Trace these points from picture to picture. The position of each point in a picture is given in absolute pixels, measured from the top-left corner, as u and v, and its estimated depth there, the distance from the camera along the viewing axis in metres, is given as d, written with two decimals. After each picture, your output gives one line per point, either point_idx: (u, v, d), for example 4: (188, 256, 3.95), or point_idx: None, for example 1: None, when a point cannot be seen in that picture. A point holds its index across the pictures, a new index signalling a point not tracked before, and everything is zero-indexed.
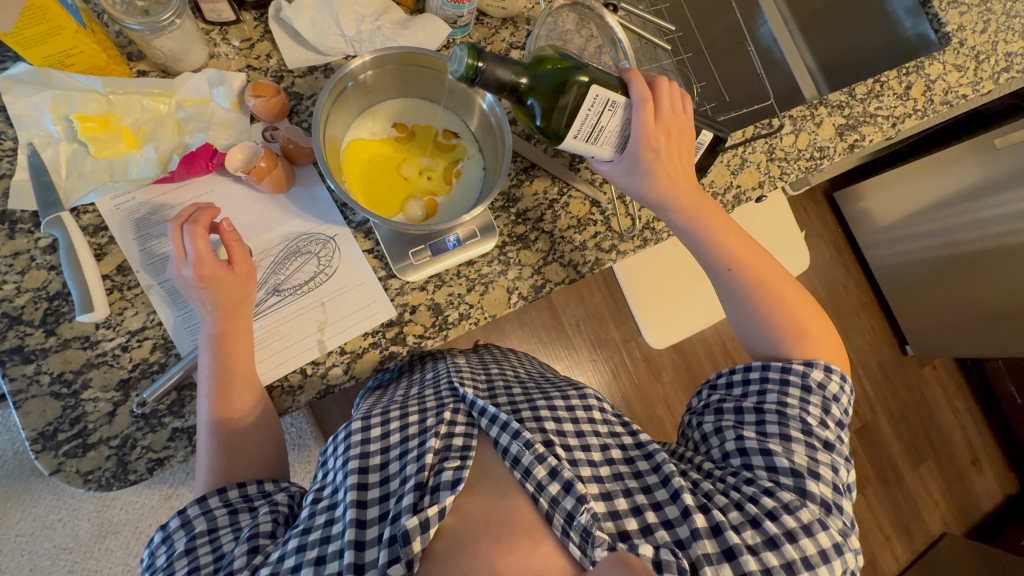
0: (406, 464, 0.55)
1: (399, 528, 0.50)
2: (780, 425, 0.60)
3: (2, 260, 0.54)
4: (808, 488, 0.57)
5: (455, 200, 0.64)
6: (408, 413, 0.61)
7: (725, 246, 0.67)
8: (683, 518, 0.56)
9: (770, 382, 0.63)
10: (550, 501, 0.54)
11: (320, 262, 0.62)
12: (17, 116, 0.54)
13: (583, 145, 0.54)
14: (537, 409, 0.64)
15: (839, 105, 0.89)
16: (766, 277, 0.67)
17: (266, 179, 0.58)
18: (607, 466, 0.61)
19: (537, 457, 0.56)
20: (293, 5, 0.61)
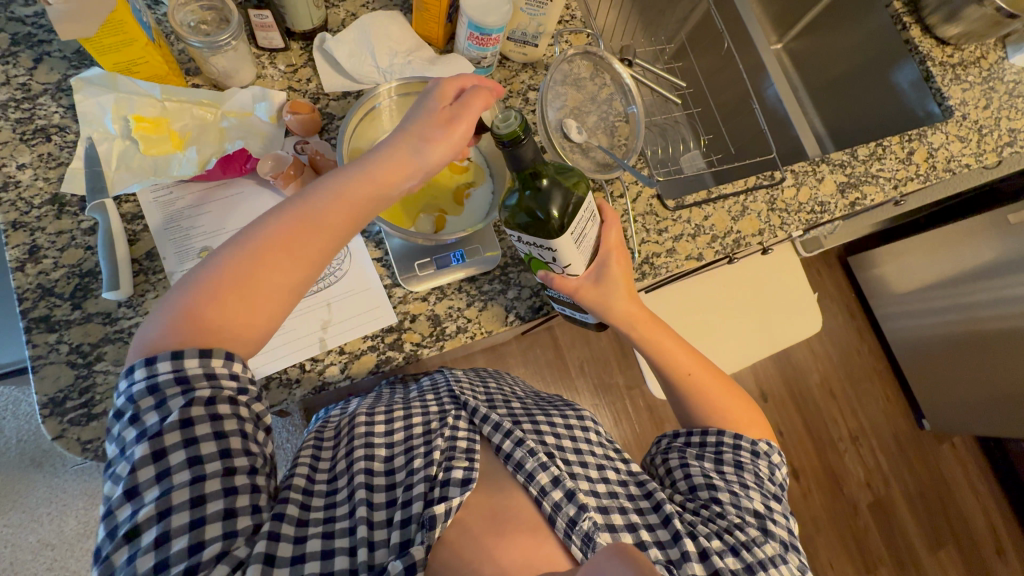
0: (413, 458, 0.58)
1: (414, 512, 0.53)
2: (738, 474, 0.62)
3: (46, 237, 0.59)
4: (770, 527, 0.58)
5: (464, 218, 0.68)
6: (411, 414, 0.64)
7: (670, 351, 0.70)
8: (674, 541, 0.56)
9: (724, 446, 0.64)
10: (553, 506, 0.56)
11: (333, 263, 0.66)
12: (84, 113, 0.61)
13: (571, 247, 0.54)
14: (537, 422, 0.65)
15: (841, 164, 0.93)
16: (712, 393, 0.68)
17: (292, 185, 0.64)
18: (604, 484, 0.61)
19: (541, 464, 0.57)
20: (335, 38, 0.69)
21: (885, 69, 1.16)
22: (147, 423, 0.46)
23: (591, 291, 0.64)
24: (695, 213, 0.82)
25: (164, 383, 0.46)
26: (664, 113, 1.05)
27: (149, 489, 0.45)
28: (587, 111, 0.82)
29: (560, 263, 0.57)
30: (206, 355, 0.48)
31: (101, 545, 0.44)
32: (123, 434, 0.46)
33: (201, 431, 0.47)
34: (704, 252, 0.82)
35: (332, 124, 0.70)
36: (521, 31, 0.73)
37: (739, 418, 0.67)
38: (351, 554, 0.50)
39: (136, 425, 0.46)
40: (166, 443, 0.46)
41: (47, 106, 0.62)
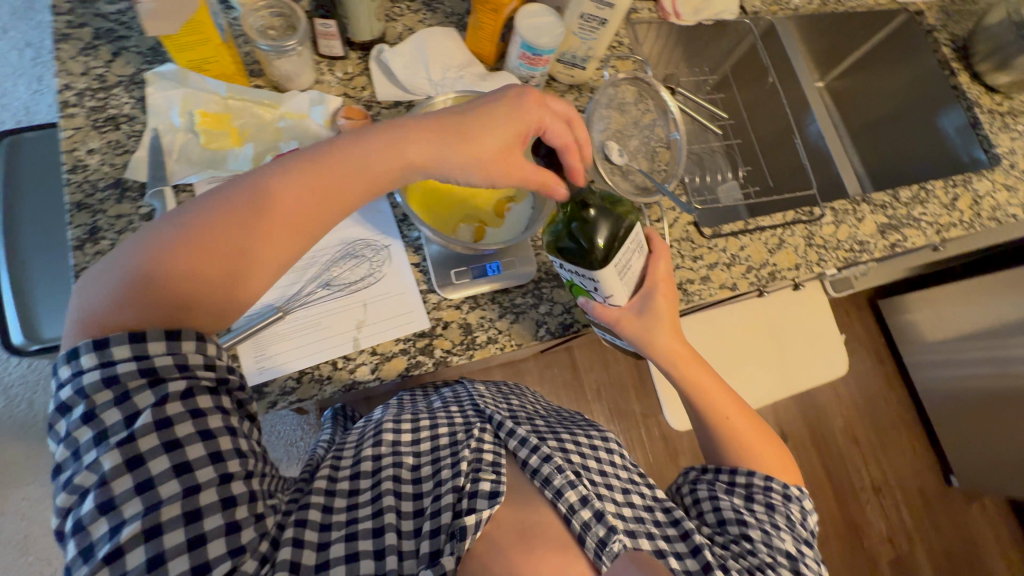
0: (441, 469, 0.58)
1: (443, 522, 0.53)
2: (769, 511, 0.60)
3: (106, 219, 0.62)
4: (802, 570, 0.56)
5: (504, 230, 0.68)
6: (437, 426, 0.64)
7: (706, 385, 0.68)
8: (703, 572, 0.55)
9: (755, 487, 0.62)
10: (582, 525, 0.55)
11: (373, 265, 0.67)
12: (153, 105, 0.64)
13: (614, 278, 0.53)
14: (561, 439, 0.64)
15: (882, 205, 0.92)
16: (742, 437, 0.67)
17: None
18: (630, 508, 0.60)
19: (569, 481, 0.56)
20: (392, 50, 0.72)
21: (929, 113, 1.16)
22: (108, 424, 0.44)
23: (632, 323, 0.63)
24: (731, 243, 0.82)
25: (124, 376, 0.45)
26: (704, 142, 1.04)
27: (126, 504, 0.44)
28: (629, 135, 0.83)
29: (603, 293, 0.57)
30: (174, 340, 0.46)
31: (76, 563, 0.43)
32: (77, 435, 0.44)
33: (182, 432, 0.46)
34: (738, 283, 0.81)
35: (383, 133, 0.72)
36: (571, 54, 0.75)
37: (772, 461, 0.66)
38: (378, 558, 0.51)
39: (96, 426, 0.44)
40: (142, 449, 0.44)
41: (120, 97, 0.65)
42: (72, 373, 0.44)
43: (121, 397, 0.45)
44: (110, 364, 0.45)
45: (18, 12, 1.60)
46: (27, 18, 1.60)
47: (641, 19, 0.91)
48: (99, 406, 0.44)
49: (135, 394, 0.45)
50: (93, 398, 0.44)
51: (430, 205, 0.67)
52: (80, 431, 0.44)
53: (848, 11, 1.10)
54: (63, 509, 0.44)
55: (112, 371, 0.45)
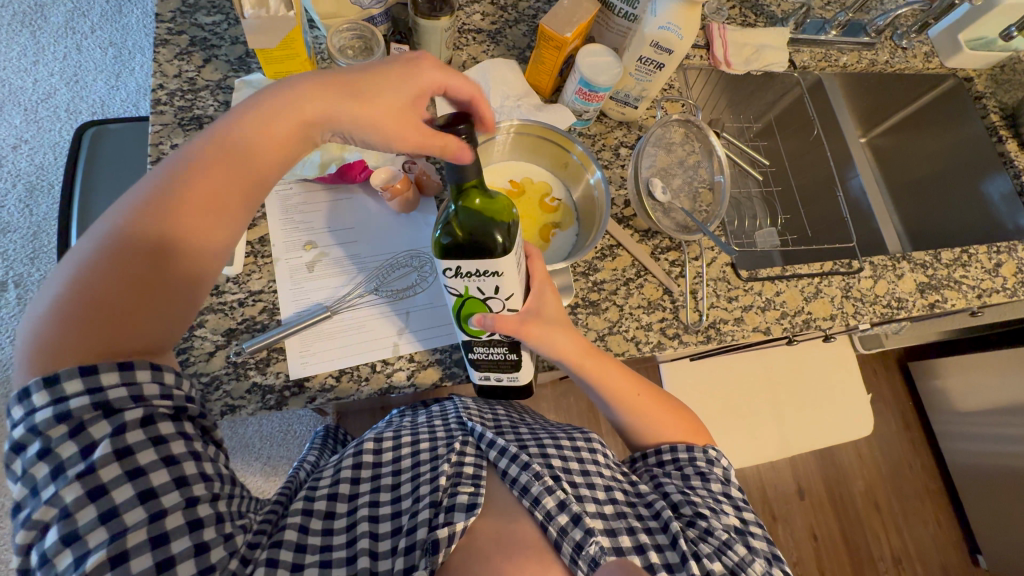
0: (420, 485, 0.60)
1: (419, 538, 0.55)
2: (710, 489, 0.63)
3: None
4: (752, 542, 0.59)
5: (547, 254, 0.70)
6: (419, 441, 0.65)
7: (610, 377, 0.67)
8: (682, 563, 0.56)
9: (679, 458, 0.66)
10: (559, 531, 0.57)
11: (418, 277, 0.70)
12: None
13: (503, 279, 0.52)
14: (544, 446, 0.64)
15: (922, 264, 0.92)
16: (652, 414, 0.69)
17: (398, 199, 0.70)
18: (611, 505, 0.61)
19: (546, 488, 0.58)
20: None
21: (974, 177, 1.16)
22: (64, 459, 0.44)
23: (535, 328, 0.58)
24: (768, 287, 0.82)
25: (77, 410, 0.44)
26: (744, 187, 1.06)
27: (91, 534, 0.43)
28: (674, 174, 0.85)
29: (501, 296, 0.54)
30: (127, 370, 0.46)
31: None
32: (33, 469, 0.43)
33: (144, 460, 0.46)
34: (771, 327, 0.81)
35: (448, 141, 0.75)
36: (625, 92, 0.79)
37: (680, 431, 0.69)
38: None
39: (52, 465, 0.43)
40: (104, 479, 0.44)
41: (206, 100, 0.71)
42: (24, 412, 0.44)
43: (76, 429, 0.44)
44: (61, 401, 0.44)
45: (106, 15, 1.74)
46: (114, 22, 1.74)
47: (692, 65, 0.95)
48: (54, 440, 0.44)
49: (92, 425, 0.45)
50: (47, 434, 0.44)
51: None
52: (36, 467, 0.43)
53: (898, 73, 1.12)
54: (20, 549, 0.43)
55: (64, 404, 0.44)
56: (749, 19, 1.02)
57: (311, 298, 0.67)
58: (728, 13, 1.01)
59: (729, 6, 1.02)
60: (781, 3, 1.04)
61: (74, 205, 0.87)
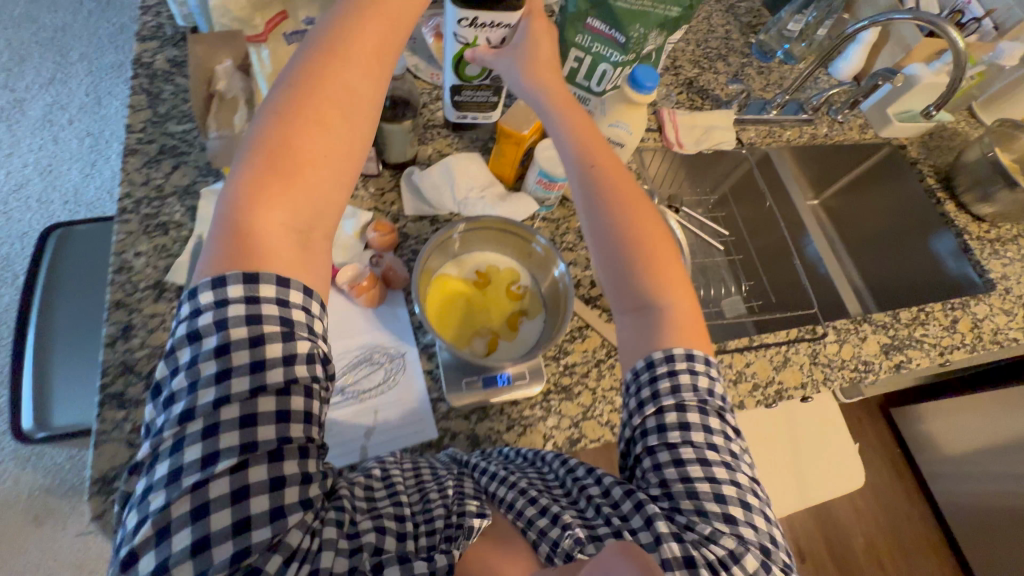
0: (427, 493, 0.55)
1: (437, 527, 0.51)
2: (702, 452, 0.53)
3: (140, 318, 0.65)
4: (743, 533, 0.50)
5: (515, 344, 0.70)
6: (418, 467, 0.60)
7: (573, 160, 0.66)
8: (656, 545, 0.49)
9: (659, 371, 0.56)
10: (538, 533, 0.52)
11: (388, 371, 0.69)
12: (203, 215, 0.70)
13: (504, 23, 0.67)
14: (523, 467, 0.60)
15: (883, 325, 0.95)
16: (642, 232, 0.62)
17: (364, 295, 0.70)
18: (587, 494, 0.55)
19: (529, 498, 0.54)
20: (423, 172, 0.80)
21: (923, 236, 1.23)
22: (241, 391, 0.45)
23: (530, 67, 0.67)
24: (737, 359, 0.84)
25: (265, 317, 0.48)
26: (708, 256, 1.10)
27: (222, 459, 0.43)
28: None
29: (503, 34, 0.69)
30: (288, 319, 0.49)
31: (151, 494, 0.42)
32: (204, 375, 0.45)
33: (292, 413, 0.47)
34: (744, 400, 0.82)
35: (477, 97, 0.79)
36: None
37: (638, 243, 0.62)
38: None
39: (226, 376, 0.45)
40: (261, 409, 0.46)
41: (172, 206, 0.71)
42: (214, 301, 0.47)
43: (257, 365, 0.46)
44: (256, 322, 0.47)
45: (85, 107, 1.79)
46: (92, 113, 1.79)
47: (647, 147, 1.01)
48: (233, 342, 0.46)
49: (270, 370, 0.47)
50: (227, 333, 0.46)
51: (441, 317, 0.69)
52: (207, 363, 0.45)
53: (839, 143, 1.20)
54: (157, 443, 0.44)
55: (257, 335, 0.47)
56: (696, 103, 1.10)
57: None
58: (676, 98, 1.09)
59: (677, 92, 1.10)
60: (724, 87, 1.13)
61: (33, 310, 0.84)
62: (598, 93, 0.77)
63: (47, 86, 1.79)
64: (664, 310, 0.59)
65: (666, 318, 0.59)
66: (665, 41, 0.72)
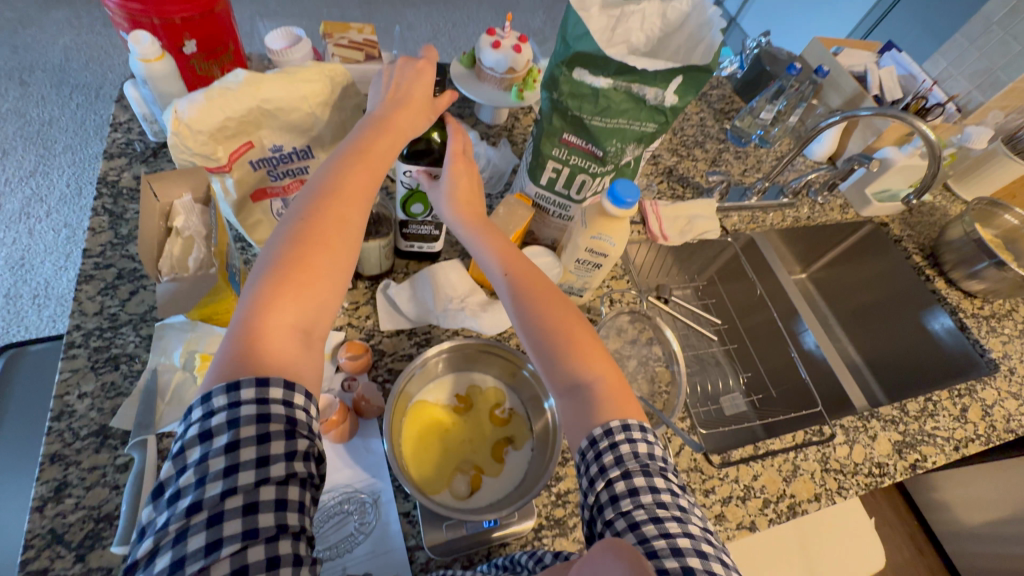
0: None
1: None
2: (652, 494, 0.47)
3: (77, 473, 0.57)
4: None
5: (502, 480, 0.63)
6: None
7: (495, 251, 0.63)
8: None
9: (599, 439, 0.51)
10: None
11: (361, 518, 0.61)
12: (157, 344, 0.64)
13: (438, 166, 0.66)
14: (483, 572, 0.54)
15: (892, 419, 0.90)
16: (568, 321, 0.58)
17: (332, 431, 0.63)
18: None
19: None
20: (398, 285, 0.76)
21: (916, 313, 1.20)
22: (248, 483, 0.40)
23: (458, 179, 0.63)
24: (743, 471, 0.77)
25: (275, 415, 0.43)
26: (703, 346, 1.05)
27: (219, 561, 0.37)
28: (628, 356, 0.84)
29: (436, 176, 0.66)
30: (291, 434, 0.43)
31: None
32: (211, 468, 0.39)
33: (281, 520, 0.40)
34: (756, 521, 0.74)
35: (422, 231, 0.74)
36: (569, 284, 0.79)
37: (559, 322, 0.57)
38: None
39: (234, 472, 0.39)
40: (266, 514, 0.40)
41: (126, 336, 0.67)
42: (227, 404, 0.42)
43: (264, 462, 0.41)
44: (265, 421, 0.42)
45: (65, 198, 1.77)
46: (72, 204, 1.77)
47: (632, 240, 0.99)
48: (243, 435, 0.41)
49: (277, 462, 0.41)
50: (239, 428, 0.41)
51: (418, 453, 0.63)
52: (216, 457, 0.40)
53: (820, 223, 1.21)
54: (155, 535, 0.37)
55: (267, 432, 0.42)
56: (677, 191, 1.10)
57: None
58: (657, 188, 1.10)
59: (657, 181, 1.11)
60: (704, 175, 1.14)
61: None
62: (579, 201, 0.76)
63: (27, 179, 1.78)
64: (593, 387, 0.55)
65: (595, 394, 0.54)
66: (642, 151, 0.71)
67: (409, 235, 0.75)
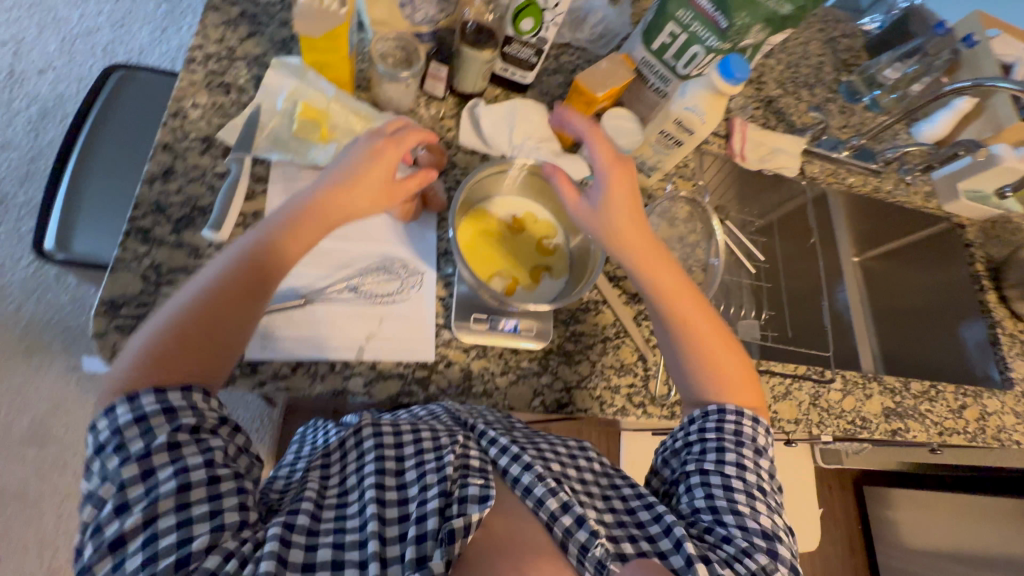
0: (425, 473, 0.58)
1: (428, 528, 0.54)
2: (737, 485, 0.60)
3: (182, 166, 0.65)
4: (778, 550, 0.57)
5: (534, 294, 0.70)
6: (421, 428, 0.62)
7: (647, 277, 0.67)
8: (687, 567, 0.55)
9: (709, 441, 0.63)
10: (564, 531, 0.57)
11: (403, 288, 0.69)
12: (267, 84, 0.70)
13: None
14: (539, 446, 0.65)
15: (892, 389, 0.94)
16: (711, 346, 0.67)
17: (400, 206, 0.69)
18: (610, 512, 0.62)
19: (549, 490, 0.58)
20: (487, 107, 0.79)
21: (952, 321, 1.19)
22: (144, 496, 0.48)
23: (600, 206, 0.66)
24: None
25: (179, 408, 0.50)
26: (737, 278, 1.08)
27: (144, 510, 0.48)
28: (672, 247, 0.86)
29: None
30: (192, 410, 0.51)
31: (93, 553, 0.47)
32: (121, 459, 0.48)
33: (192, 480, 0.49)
34: None
35: (521, 56, 0.77)
36: (641, 159, 0.81)
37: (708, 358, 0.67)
38: (359, 568, 0.51)
39: (122, 516, 0.47)
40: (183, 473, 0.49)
41: (240, 70, 0.72)
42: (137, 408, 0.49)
43: (173, 445, 0.49)
44: (173, 412, 0.50)
45: None
46: None
47: (710, 150, 0.99)
48: (152, 422, 0.49)
49: (163, 470, 0.48)
50: (149, 419, 0.49)
51: (472, 251, 0.69)
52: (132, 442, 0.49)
53: (896, 207, 1.16)
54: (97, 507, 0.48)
55: (151, 466, 0.48)
56: (770, 122, 1.07)
57: (289, 282, 0.64)
58: (751, 112, 1.07)
59: (754, 106, 1.08)
60: (801, 115, 1.11)
61: (78, 138, 0.85)
62: (683, 76, 0.76)
63: None
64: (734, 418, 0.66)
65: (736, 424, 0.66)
66: (764, 39, 0.74)
67: (506, 57, 0.78)
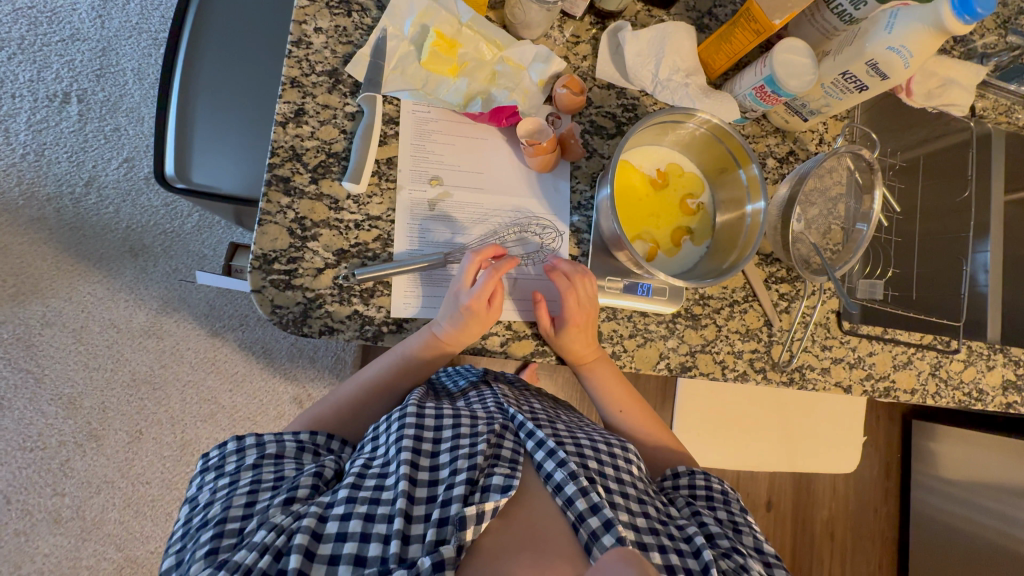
0: (457, 456, 0.59)
1: (451, 513, 0.54)
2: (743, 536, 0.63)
3: (313, 105, 0.61)
4: None
5: (673, 261, 0.66)
6: (461, 415, 0.64)
7: (604, 394, 0.76)
8: None
9: (713, 498, 0.67)
10: (589, 534, 0.55)
11: (540, 245, 0.66)
12: (393, 4, 0.62)
13: None
14: (579, 446, 0.65)
15: (1017, 360, 0.89)
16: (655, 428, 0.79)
17: (539, 157, 0.63)
18: (643, 518, 0.60)
19: (581, 489, 0.57)
20: (634, 32, 0.67)
21: None
22: (217, 512, 0.55)
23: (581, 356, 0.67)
24: (863, 344, 0.80)
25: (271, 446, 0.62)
26: None
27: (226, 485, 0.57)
28: (813, 202, 0.76)
29: None
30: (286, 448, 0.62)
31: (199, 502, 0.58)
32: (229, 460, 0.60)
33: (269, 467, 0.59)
34: (853, 386, 0.79)
35: None
36: (802, 102, 0.70)
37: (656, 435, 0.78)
38: (385, 542, 0.52)
39: (202, 530, 0.53)
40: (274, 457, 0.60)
41: None
42: (255, 444, 0.61)
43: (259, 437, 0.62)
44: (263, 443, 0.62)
45: None
46: None
47: None
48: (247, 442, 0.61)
49: (256, 454, 0.60)
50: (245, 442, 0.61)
51: (624, 203, 0.64)
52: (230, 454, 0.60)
53: None
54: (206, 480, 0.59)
55: (248, 447, 0.61)
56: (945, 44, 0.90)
57: (428, 239, 0.62)
58: None
59: None
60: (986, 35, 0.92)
61: (178, 50, 0.79)
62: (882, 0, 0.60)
63: None
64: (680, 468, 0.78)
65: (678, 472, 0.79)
66: None
67: None
